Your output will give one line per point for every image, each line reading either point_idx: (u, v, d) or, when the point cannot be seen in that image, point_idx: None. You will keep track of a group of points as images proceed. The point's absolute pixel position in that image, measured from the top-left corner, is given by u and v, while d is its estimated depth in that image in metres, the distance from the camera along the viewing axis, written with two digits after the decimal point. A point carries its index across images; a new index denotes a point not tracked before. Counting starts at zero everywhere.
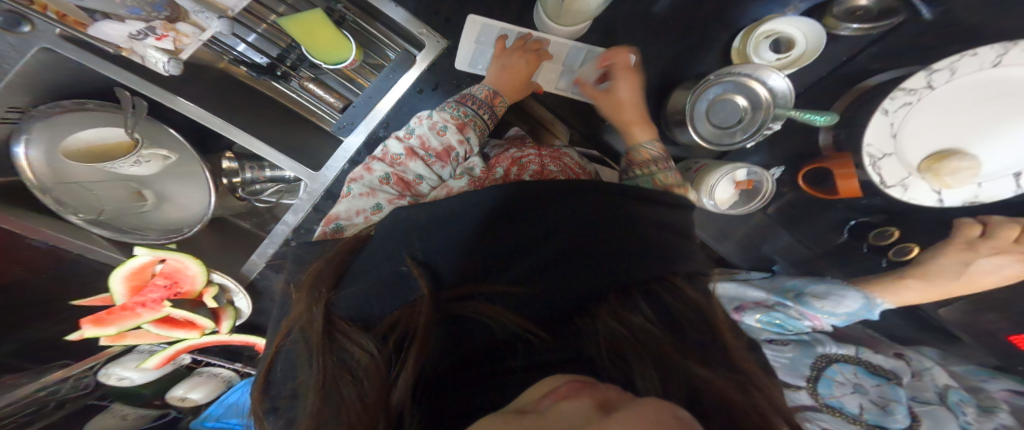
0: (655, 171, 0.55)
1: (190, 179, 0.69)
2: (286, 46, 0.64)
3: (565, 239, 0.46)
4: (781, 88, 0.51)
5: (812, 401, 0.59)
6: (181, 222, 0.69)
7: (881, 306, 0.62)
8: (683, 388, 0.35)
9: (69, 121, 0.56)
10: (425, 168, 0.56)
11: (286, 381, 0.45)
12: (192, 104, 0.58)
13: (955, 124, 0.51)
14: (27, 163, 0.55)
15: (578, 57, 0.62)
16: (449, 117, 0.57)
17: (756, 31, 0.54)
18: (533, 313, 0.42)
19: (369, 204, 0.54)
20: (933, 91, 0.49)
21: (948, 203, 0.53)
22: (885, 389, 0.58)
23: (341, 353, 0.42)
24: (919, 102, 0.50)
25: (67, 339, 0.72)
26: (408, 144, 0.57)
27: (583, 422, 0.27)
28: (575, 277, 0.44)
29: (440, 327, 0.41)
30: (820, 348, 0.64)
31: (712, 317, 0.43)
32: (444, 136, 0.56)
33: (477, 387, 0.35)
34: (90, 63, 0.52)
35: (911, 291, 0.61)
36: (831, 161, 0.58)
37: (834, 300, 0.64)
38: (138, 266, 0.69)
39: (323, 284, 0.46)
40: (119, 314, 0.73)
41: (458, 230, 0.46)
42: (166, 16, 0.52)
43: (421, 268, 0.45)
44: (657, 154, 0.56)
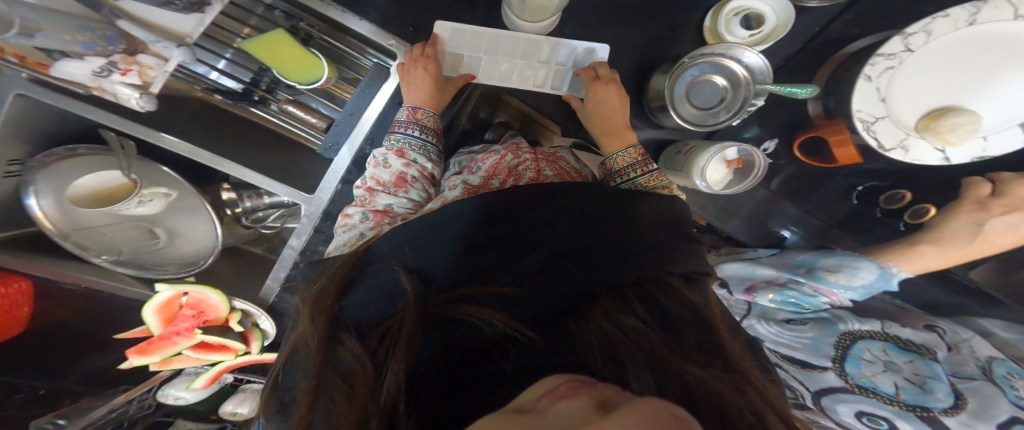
0: (636, 176, 0.56)
1: (195, 213, 0.70)
2: (257, 69, 0.67)
3: (552, 239, 0.47)
4: (757, 64, 0.50)
5: (842, 382, 0.61)
6: (194, 255, 0.73)
7: (897, 274, 0.66)
8: (678, 386, 0.36)
9: (68, 169, 0.59)
10: (392, 197, 0.59)
11: (292, 386, 0.48)
12: (178, 140, 0.60)
13: (945, 82, 0.48)
14: (42, 213, 0.59)
15: (567, 56, 0.59)
16: (387, 149, 0.60)
17: (723, 11, 0.52)
18: (526, 313, 0.42)
19: (354, 235, 0.58)
20: (914, 54, 0.47)
21: (955, 160, 0.49)
22: (920, 365, 0.59)
23: (337, 359, 0.44)
24: (902, 66, 0.47)
25: (121, 367, 0.79)
26: (367, 186, 0.60)
27: (584, 421, 0.27)
28: (563, 277, 0.45)
29: (435, 334, 0.41)
30: (842, 326, 0.67)
31: (706, 316, 0.43)
32: (392, 166, 0.59)
33: (472, 387, 0.35)
34: (60, 104, 0.54)
35: (924, 256, 0.62)
36: (825, 129, 0.55)
37: (847, 273, 0.67)
38: (166, 300, 0.73)
39: (328, 297, 0.48)
40: (159, 343, 0.78)
41: (449, 237, 0.47)
42: (123, 48, 0.53)
43: (413, 275, 0.46)
44: (635, 160, 0.57)
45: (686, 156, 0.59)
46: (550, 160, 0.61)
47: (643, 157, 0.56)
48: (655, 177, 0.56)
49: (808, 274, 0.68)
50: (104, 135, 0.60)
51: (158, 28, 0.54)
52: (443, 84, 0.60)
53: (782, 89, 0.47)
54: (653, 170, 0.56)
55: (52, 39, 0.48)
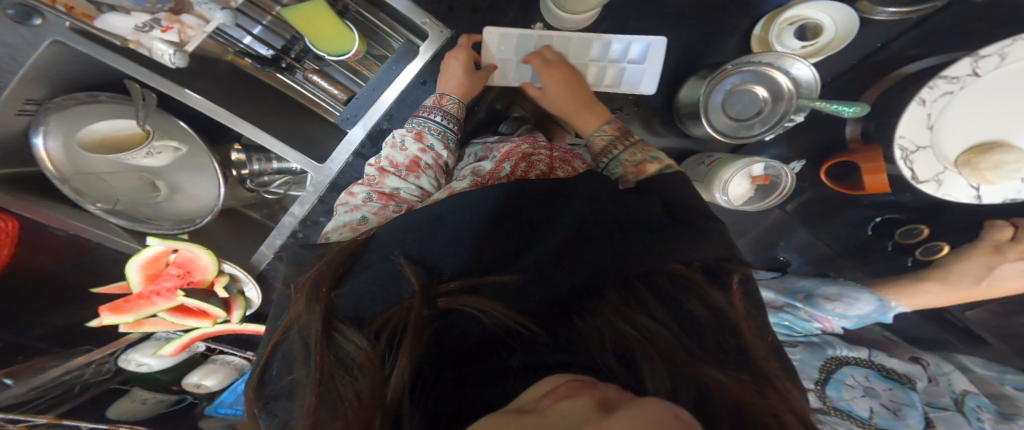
0: (618, 153, 0.52)
1: (201, 171, 0.69)
2: (290, 38, 0.64)
3: (564, 228, 0.43)
4: (805, 76, 0.48)
5: (822, 403, 0.62)
6: (194, 212, 0.70)
7: (895, 309, 0.66)
8: (693, 391, 0.35)
9: (85, 113, 0.57)
10: (401, 181, 0.56)
11: (286, 376, 0.45)
12: (202, 98, 0.59)
13: (1002, 115, 0.47)
14: (46, 153, 0.56)
15: (602, 50, 0.57)
16: (407, 131, 0.59)
17: (779, 18, 0.52)
18: (533, 308, 0.40)
19: (355, 217, 0.53)
20: (978, 80, 0.45)
21: (987, 200, 0.50)
22: (897, 393, 0.62)
23: (336, 349, 0.42)
24: (962, 91, 0.46)
25: (90, 325, 0.75)
26: (379, 166, 0.57)
27: (584, 422, 0.25)
28: (578, 269, 0.41)
29: (436, 323, 0.41)
30: (831, 351, 0.69)
31: (729, 316, 0.41)
32: (408, 149, 0.57)
33: (477, 387, 0.35)
34: (101, 56, 0.52)
35: (930, 294, 0.63)
36: (859, 154, 0.55)
37: (846, 302, 0.70)
38: (152, 256, 0.71)
39: (326, 283, 0.44)
40: (136, 302, 0.75)
41: (457, 227, 0.44)
42: (170, 7, 0.51)
43: (415, 266, 0.43)
44: (611, 137, 0.53)
45: (711, 167, 0.60)
46: (563, 159, 0.58)
47: (619, 132, 0.53)
48: (639, 150, 0.52)
49: (806, 300, 0.73)
50: (127, 86, 0.58)
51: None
52: (473, 75, 0.60)
53: (828, 106, 0.46)
54: (634, 144, 0.52)
55: None
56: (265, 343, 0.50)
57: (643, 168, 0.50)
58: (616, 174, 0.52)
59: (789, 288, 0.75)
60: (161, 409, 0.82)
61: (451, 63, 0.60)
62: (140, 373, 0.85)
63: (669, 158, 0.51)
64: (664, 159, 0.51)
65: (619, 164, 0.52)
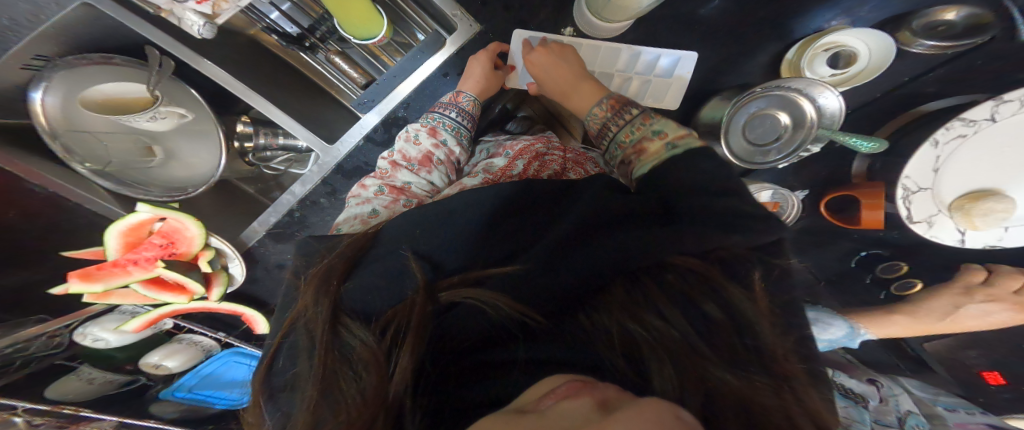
0: (615, 134, 0.50)
1: (204, 140, 0.67)
2: (318, 17, 0.64)
3: (569, 224, 0.42)
4: (830, 107, 0.51)
5: None
6: (187, 181, 0.67)
7: (864, 336, 0.65)
8: (700, 395, 0.33)
9: (93, 73, 0.56)
10: (412, 176, 0.55)
11: (290, 373, 0.42)
12: (216, 67, 0.59)
13: (998, 165, 0.52)
14: (41, 106, 0.53)
15: (630, 62, 0.59)
16: (421, 125, 0.58)
17: (815, 44, 0.55)
18: (536, 304, 0.39)
19: (366, 210, 0.52)
20: (992, 125, 0.49)
21: (970, 243, 0.56)
22: (853, 410, 0.55)
23: (341, 346, 0.39)
24: (975, 135, 0.50)
25: (52, 292, 0.69)
26: (392, 160, 0.57)
27: (584, 422, 0.25)
28: (586, 264, 0.39)
29: (440, 314, 0.39)
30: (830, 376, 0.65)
31: (743, 315, 0.39)
32: (421, 144, 0.57)
33: (481, 384, 0.34)
34: (130, 23, 0.53)
35: (895, 325, 0.65)
36: (863, 190, 0.59)
37: (825, 325, 0.66)
38: (137, 222, 0.67)
39: (334, 277, 0.42)
40: (108, 270, 0.69)
41: (467, 223, 0.44)
42: None
43: (421, 261, 0.43)
44: (604, 118, 0.51)
45: None
46: (575, 161, 0.59)
47: (612, 111, 0.50)
48: (637, 127, 0.48)
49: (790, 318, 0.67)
50: (146, 51, 0.57)
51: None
52: (492, 74, 0.61)
53: (847, 139, 0.49)
54: (630, 122, 0.49)
55: None
56: (270, 334, 0.47)
57: (644, 147, 0.47)
58: (617, 155, 0.50)
59: None
60: (105, 392, 0.74)
61: (474, 66, 0.61)
62: (94, 350, 0.77)
63: (674, 130, 0.47)
64: (669, 132, 0.47)
65: (619, 145, 0.50)
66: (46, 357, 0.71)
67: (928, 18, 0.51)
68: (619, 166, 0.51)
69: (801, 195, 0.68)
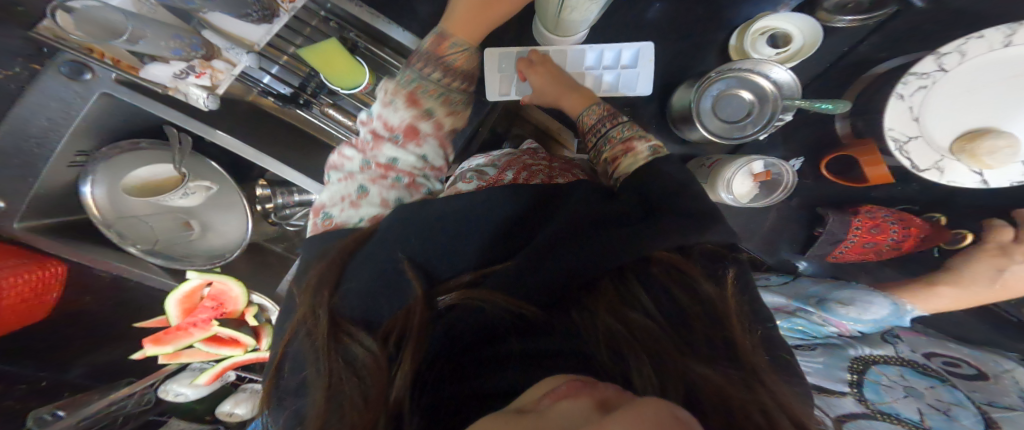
0: (607, 129, 0.51)
1: (230, 209, 0.73)
2: (305, 75, 0.66)
3: (561, 229, 0.43)
4: (784, 80, 0.48)
5: (862, 408, 0.48)
6: (223, 248, 0.75)
7: (910, 312, 0.61)
8: (681, 387, 0.35)
9: (127, 161, 0.63)
10: (398, 150, 0.51)
11: (296, 378, 0.45)
12: (229, 137, 0.64)
13: (982, 103, 0.47)
14: (93, 200, 0.62)
15: (595, 59, 0.56)
16: (395, 86, 0.51)
17: (751, 28, 0.51)
18: (530, 296, 0.41)
19: (353, 189, 0.50)
20: (947, 74, 0.46)
21: (993, 184, 0.48)
22: (942, 391, 0.49)
23: (342, 349, 0.42)
24: (935, 85, 0.46)
25: (132, 358, 0.80)
26: (372, 127, 0.52)
27: (583, 423, 0.26)
28: (575, 259, 0.41)
29: (439, 322, 0.42)
30: (853, 351, 0.56)
31: (721, 310, 0.39)
32: (400, 111, 0.50)
33: (476, 380, 0.35)
34: (142, 103, 0.59)
35: (944, 298, 0.61)
36: (855, 149, 0.55)
37: (861, 305, 0.62)
38: (189, 290, 0.77)
39: (326, 286, 0.45)
40: (175, 333, 0.81)
41: (458, 230, 0.46)
42: (203, 54, 0.57)
43: (416, 268, 0.45)
44: (601, 117, 0.52)
45: (710, 169, 0.56)
46: (563, 169, 0.60)
47: (608, 112, 0.52)
48: (628, 128, 0.51)
49: (819, 305, 0.64)
50: (166, 130, 0.64)
51: (230, 36, 0.59)
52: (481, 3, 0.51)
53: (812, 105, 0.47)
54: (624, 122, 0.51)
55: (151, 45, 0.52)
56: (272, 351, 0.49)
57: (631, 146, 0.49)
58: (605, 151, 0.52)
59: (800, 293, 0.66)
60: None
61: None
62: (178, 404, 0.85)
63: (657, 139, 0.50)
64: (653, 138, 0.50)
65: (609, 141, 0.51)
66: None
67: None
68: (606, 163, 0.52)
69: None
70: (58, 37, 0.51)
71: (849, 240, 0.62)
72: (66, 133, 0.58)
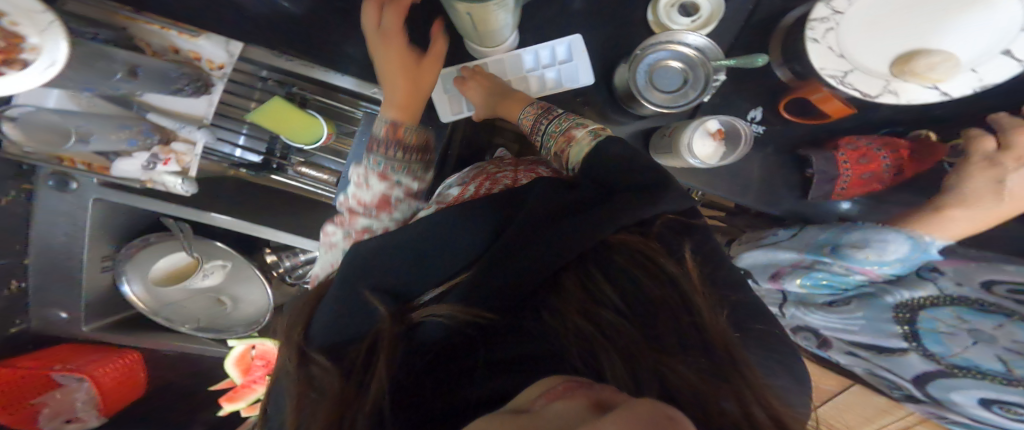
0: (546, 125, 0.52)
1: (249, 280, 0.79)
2: (269, 138, 0.70)
3: (514, 231, 0.43)
4: (703, 43, 0.48)
5: (932, 364, 0.53)
6: (256, 314, 0.81)
7: (934, 243, 0.53)
8: (653, 379, 0.36)
9: (144, 256, 0.71)
10: (374, 221, 0.53)
11: (279, 409, 0.47)
12: (222, 217, 0.70)
13: (897, 26, 0.45)
14: (134, 296, 0.72)
15: (531, 60, 0.56)
16: (367, 169, 0.53)
17: (659, 2, 0.51)
18: (488, 304, 0.41)
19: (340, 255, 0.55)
20: (845, 15, 0.44)
21: (954, 93, 0.44)
22: (1014, 329, 0.45)
23: (317, 380, 0.44)
24: (841, 25, 0.44)
25: (219, 412, 0.91)
26: (349, 205, 0.55)
27: (580, 422, 0.28)
28: (537, 258, 0.41)
29: (405, 342, 0.42)
30: (891, 298, 0.54)
31: (685, 289, 0.40)
32: (372, 186, 0.53)
33: (446, 397, 0.37)
34: (136, 201, 0.66)
35: (958, 222, 0.52)
36: (803, 90, 0.52)
37: (879, 246, 0.54)
38: (239, 353, 0.86)
39: (301, 326, 0.48)
40: (243, 390, 0.90)
41: (416, 254, 0.46)
42: (158, 138, 0.61)
43: (382, 296, 0.45)
44: (536, 116, 0.53)
45: (670, 135, 0.55)
46: (528, 169, 0.60)
47: (542, 110, 0.53)
48: (565, 119, 0.52)
49: (835, 253, 0.57)
50: (165, 221, 0.70)
51: (176, 115, 0.61)
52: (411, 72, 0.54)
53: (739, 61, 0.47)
54: (560, 115, 0.52)
55: (103, 141, 0.56)
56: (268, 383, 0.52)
57: (572, 134, 0.50)
58: (552, 146, 0.52)
59: (812, 243, 0.59)
60: None
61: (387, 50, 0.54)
62: None
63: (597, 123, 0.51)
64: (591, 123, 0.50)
65: (551, 136, 0.52)
66: None
67: None
68: (557, 158, 0.53)
69: (758, 131, 0.57)
70: (31, 156, 0.58)
71: (844, 174, 0.55)
72: (85, 241, 0.67)
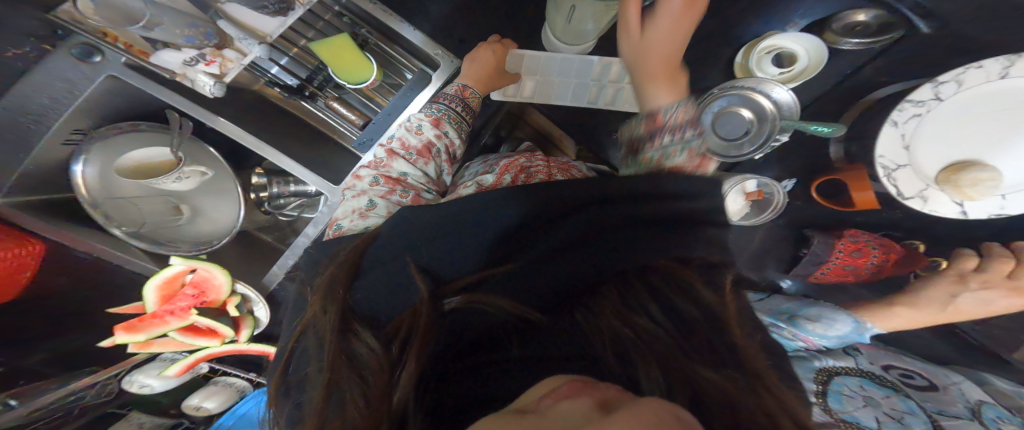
0: (692, 137, 0.48)
1: (223, 195, 0.72)
2: (315, 67, 0.67)
3: (566, 237, 0.44)
4: (785, 100, 0.50)
5: (827, 418, 0.47)
6: (212, 235, 0.73)
7: (871, 330, 0.62)
8: (686, 389, 0.35)
9: (122, 142, 0.62)
10: (409, 166, 0.54)
11: (298, 375, 0.44)
12: (231, 124, 0.62)
13: (970, 135, 0.50)
14: (82, 179, 0.61)
15: (602, 71, 0.59)
16: (424, 115, 0.57)
17: (756, 47, 0.54)
18: (532, 300, 0.42)
19: (362, 203, 0.52)
20: (942, 103, 0.49)
21: (973, 216, 0.51)
22: (896, 401, 0.51)
23: (350, 350, 0.40)
24: (929, 113, 0.49)
25: (102, 345, 0.76)
26: (389, 148, 0.56)
27: (584, 422, 0.26)
28: (578, 263, 0.43)
29: (446, 321, 0.41)
30: (818, 363, 0.57)
31: (721, 316, 0.40)
32: (422, 133, 0.56)
33: (482, 383, 0.35)
34: (145, 87, 0.58)
35: (905, 320, 0.62)
36: (846, 173, 0.57)
37: (825, 323, 0.63)
38: (171, 275, 0.74)
39: (338, 285, 0.43)
40: (149, 321, 0.76)
41: (467, 236, 0.45)
42: (215, 43, 0.58)
43: (423, 274, 0.44)
44: (691, 119, 0.49)
45: None
46: (563, 167, 0.61)
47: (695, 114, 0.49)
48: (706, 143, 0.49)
49: (789, 321, 0.64)
50: (167, 114, 0.62)
51: (242, 26, 0.58)
52: (499, 69, 0.60)
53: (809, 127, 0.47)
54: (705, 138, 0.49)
55: (166, 33, 0.53)
56: (280, 352, 0.48)
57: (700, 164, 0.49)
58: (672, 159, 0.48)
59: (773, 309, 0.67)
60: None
61: (486, 53, 0.60)
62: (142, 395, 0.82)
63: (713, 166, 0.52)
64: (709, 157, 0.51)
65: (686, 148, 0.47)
66: (100, 407, 0.77)
67: (843, 21, 0.52)
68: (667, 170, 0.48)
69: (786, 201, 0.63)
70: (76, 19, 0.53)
71: (831, 262, 0.64)
72: (65, 112, 0.58)
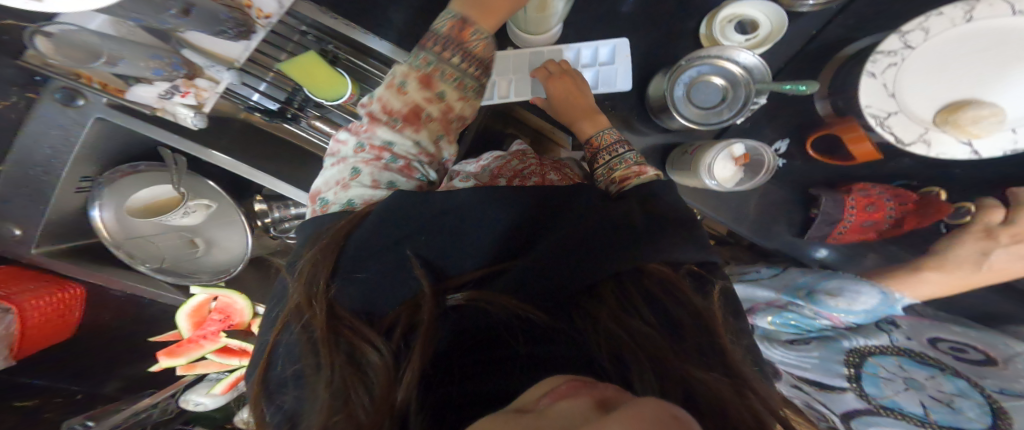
0: (624, 151, 0.54)
1: (231, 225, 0.75)
2: (292, 89, 0.67)
3: (565, 234, 0.43)
4: (752, 63, 0.49)
5: (865, 404, 0.54)
6: (228, 263, 0.77)
7: (902, 300, 0.62)
8: (680, 390, 0.36)
9: (130, 183, 0.64)
10: (392, 133, 0.49)
11: (285, 373, 0.44)
12: (224, 156, 0.64)
13: (959, 75, 0.46)
14: (102, 223, 0.64)
15: (572, 59, 0.58)
16: (408, 69, 0.49)
17: (717, 16, 0.52)
18: (530, 296, 0.42)
19: (345, 171, 0.50)
20: (914, 51, 0.45)
21: (986, 154, 0.46)
22: (942, 380, 0.51)
23: (340, 345, 0.42)
24: (905, 62, 0.45)
25: (151, 370, 0.84)
26: (370, 109, 0.50)
27: (581, 422, 0.25)
28: (574, 262, 0.42)
29: (445, 322, 0.41)
30: (847, 343, 0.62)
31: (708, 321, 0.43)
32: (407, 94, 0.49)
33: (481, 382, 0.35)
34: (134, 125, 0.60)
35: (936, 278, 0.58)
36: (837, 127, 0.54)
37: (850, 296, 0.63)
38: (197, 304, 0.79)
39: (321, 277, 0.45)
40: (187, 346, 0.82)
41: (460, 231, 0.45)
42: (184, 73, 0.57)
43: (425, 267, 0.44)
44: (616, 139, 0.55)
45: (692, 155, 0.55)
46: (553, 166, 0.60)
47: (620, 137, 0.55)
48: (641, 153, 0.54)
49: (807, 297, 0.66)
50: (160, 152, 0.65)
51: (211, 54, 0.58)
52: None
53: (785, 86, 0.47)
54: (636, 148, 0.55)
55: (131, 66, 0.52)
56: (263, 342, 0.49)
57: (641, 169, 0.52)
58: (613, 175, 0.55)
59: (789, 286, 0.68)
60: None
61: None
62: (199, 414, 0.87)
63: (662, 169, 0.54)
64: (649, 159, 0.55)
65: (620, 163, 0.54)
66: None
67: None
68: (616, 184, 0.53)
69: (779, 164, 0.60)
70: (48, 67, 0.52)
71: (845, 220, 0.58)
72: (66, 162, 0.60)
